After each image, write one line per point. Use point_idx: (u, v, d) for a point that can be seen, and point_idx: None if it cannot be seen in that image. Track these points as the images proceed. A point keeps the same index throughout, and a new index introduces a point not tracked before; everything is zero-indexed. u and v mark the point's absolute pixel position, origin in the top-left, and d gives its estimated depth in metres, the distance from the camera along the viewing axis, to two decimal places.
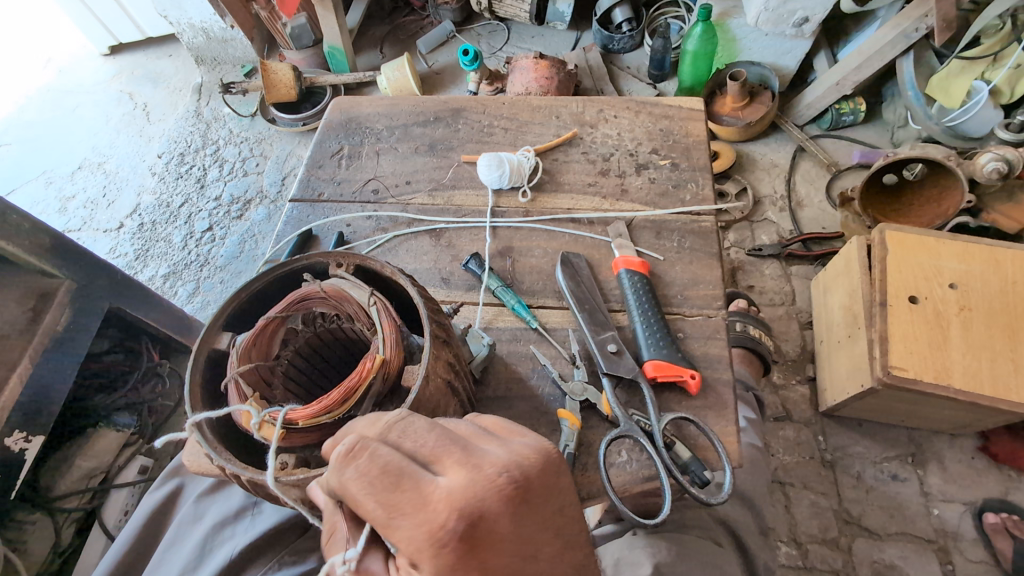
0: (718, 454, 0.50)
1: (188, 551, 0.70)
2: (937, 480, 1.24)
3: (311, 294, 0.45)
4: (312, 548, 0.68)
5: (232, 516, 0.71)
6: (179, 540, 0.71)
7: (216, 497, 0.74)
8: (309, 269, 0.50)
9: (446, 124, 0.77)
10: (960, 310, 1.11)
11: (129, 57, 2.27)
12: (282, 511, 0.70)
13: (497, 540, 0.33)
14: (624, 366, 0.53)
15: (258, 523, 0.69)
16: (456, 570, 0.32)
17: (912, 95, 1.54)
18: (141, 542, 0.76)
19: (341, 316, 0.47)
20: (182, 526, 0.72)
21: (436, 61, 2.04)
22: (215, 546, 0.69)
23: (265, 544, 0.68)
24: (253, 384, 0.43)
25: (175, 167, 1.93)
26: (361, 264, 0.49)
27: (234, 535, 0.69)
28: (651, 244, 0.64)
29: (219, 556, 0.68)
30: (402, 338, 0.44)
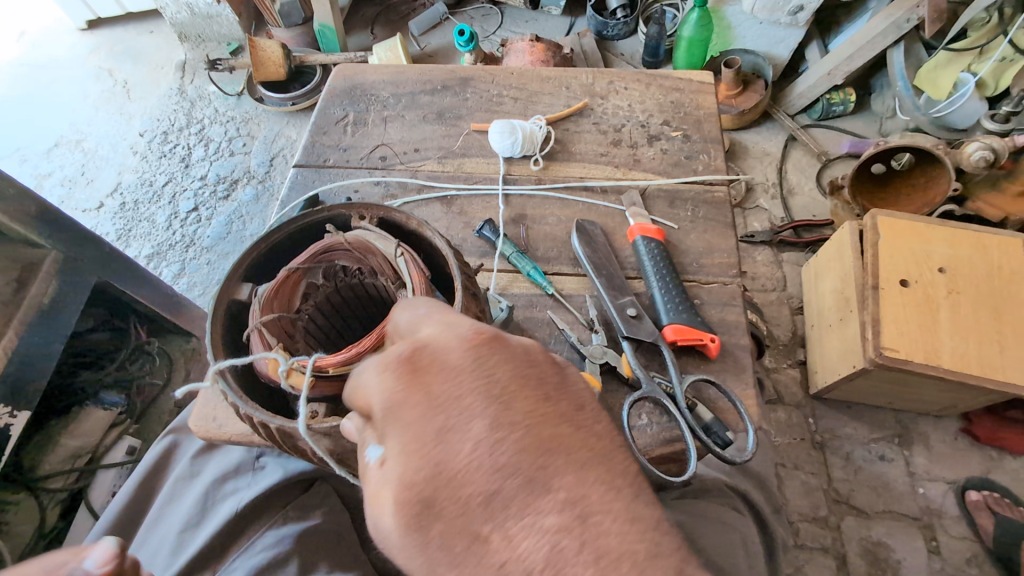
0: (739, 414, 0.50)
1: (189, 506, 0.68)
2: (922, 460, 1.27)
3: (335, 246, 0.47)
4: (317, 505, 0.66)
5: (232, 471, 0.70)
6: (177, 497, 0.70)
7: (214, 454, 0.73)
8: (331, 222, 0.50)
9: (455, 93, 0.76)
10: (949, 293, 1.14)
11: (108, 32, 2.19)
12: (286, 467, 0.69)
13: (446, 381, 0.34)
14: (644, 330, 0.53)
15: (261, 479, 0.68)
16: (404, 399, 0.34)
17: (902, 86, 1.57)
18: (137, 502, 0.74)
19: (364, 270, 0.48)
20: (181, 481, 0.71)
21: (428, 43, 2.01)
22: (215, 501, 0.68)
23: (269, 498, 0.67)
24: (276, 335, 0.44)
25: (158, 146, 1.87)
26: (385, 217, 0.50)
27: (236, 490, 0.68)
28: (665, 213, 0.64)
29: (222, 510, 0.66)
30: (430, 288, 0.45)
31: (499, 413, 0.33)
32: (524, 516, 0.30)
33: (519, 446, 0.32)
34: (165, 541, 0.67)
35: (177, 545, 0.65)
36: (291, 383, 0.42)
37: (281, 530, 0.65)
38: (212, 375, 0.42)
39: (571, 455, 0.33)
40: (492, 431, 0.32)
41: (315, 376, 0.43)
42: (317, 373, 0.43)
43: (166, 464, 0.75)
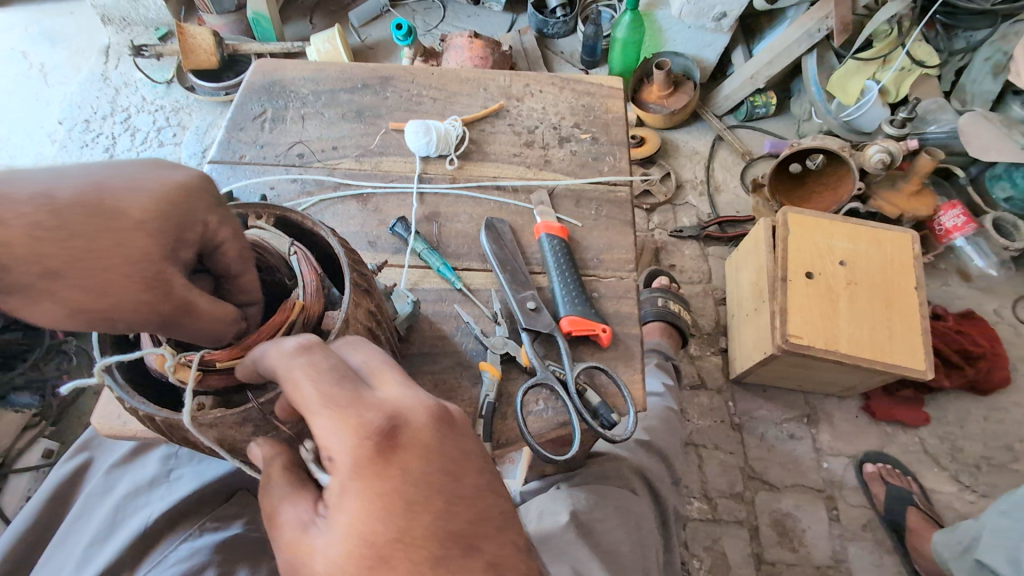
0: (624, 398, 0.55)
1: (98, 520, 0.66)
2: (827, 437, 1.39)
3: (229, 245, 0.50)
4: (236, 514, 0.66)
5: (145, 486, 0.69)
6: (86, 513, 0.68)
7: (130, 468, 0.72)
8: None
9: (374, 92, 0.77)
10: (847, 284, 1.25)
11: (23, 11, 2.05)
12: (202, 476, 0.69)
13: (409, 449, 0.39)
14: (542, 322, 0.57)
15: (175, 490, 0.68)
16: (371, 462, 0.38)
17: (815, 91, 1.66)
18: (46, 519, 0.71)
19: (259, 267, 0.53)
20: (93, 496, 0.69)
21: (369, 35, 1.99)
22: (127, 516, 0.66)
23: (183, 509, 0.66)
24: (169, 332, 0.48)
25: (79, 135, 1.78)
26: (281, 215, 0.53)
27: (148, 503, 0.67)
28: (571, 211, 0.68)
29: (131, 524, 0.65)
30: (323, 285, 0.50)
31: (449, 493, 0.40)
32: (457, 575, 0.38)
33: (463, 520, 0.40)
34: (69, 558, 0.63)
35: (81, 560, 0.62)
36: (177, 376, 0.45)
37: (196, 542, 0.63)
38: (98, 370, 0.42)
39: (494, 524, 0.41)
40: (447, 509, 0.39)
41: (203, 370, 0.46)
42: (204, 367, 0.46)
43: (80, 480, 0.74)
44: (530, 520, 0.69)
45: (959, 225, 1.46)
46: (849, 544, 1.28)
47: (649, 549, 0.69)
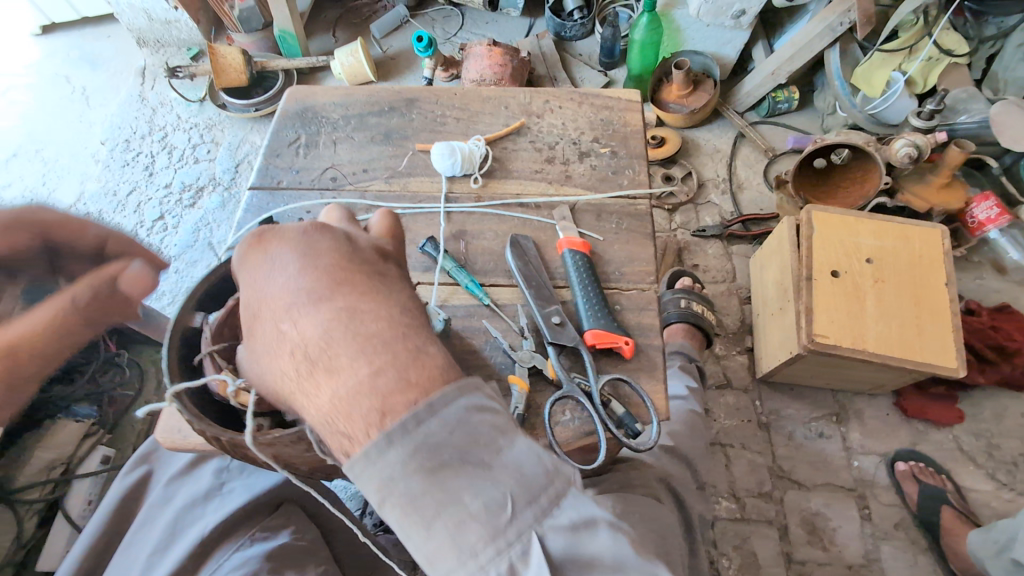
0: (648, 408, 0.57)
1: (159, 530, 0.69)
2: (857, 435, 1.38)
3: None
4: (281, 525, 0.70)
5: (200, 497, 0.72)
6: (148, 523, 0.71)
7: (186, 480, 0.75)
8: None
9: (401, 114, 0.81)
10: (875, 282, 1.24)
11: (64, 37, 2.16)
12: (251, 490, 0.73)
13: (285, 245, 0.52)
14: (567, 335, 0.60)
15: (228, 503, 0.71)
16: (261, 255, 0.52)
17: (839, 85, 1.64)
18: (113, 528, 0.74)
19: None
20: (155, 507, 0.73)
21: (390, 46, 2.03)
22: (185, 527, 0.70)
23: (237, 521, 0.69)
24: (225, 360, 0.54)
25: (121, 154, 1.88)
26: None
27: (203, 514, 0.70)
28: (592, 226, 0.70)
29: (190, 534, 0.68)
30: None
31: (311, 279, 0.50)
32: (311, 336, 0.48)
33: (320, 298, 0.49)
34: (132, 565, 0.67)
35: (145, 568, 0.66)
36: (239, 400, 0.52)
37: (247, 551, 0.66)
38: (173, 394, 0.48)
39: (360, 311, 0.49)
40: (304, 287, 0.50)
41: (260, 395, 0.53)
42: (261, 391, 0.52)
43: (141, 491, 0.77)
44: None
45: (993, 217, 1.44)
46: (881, 543, 1.28)
47: (673, 553, 0.71)
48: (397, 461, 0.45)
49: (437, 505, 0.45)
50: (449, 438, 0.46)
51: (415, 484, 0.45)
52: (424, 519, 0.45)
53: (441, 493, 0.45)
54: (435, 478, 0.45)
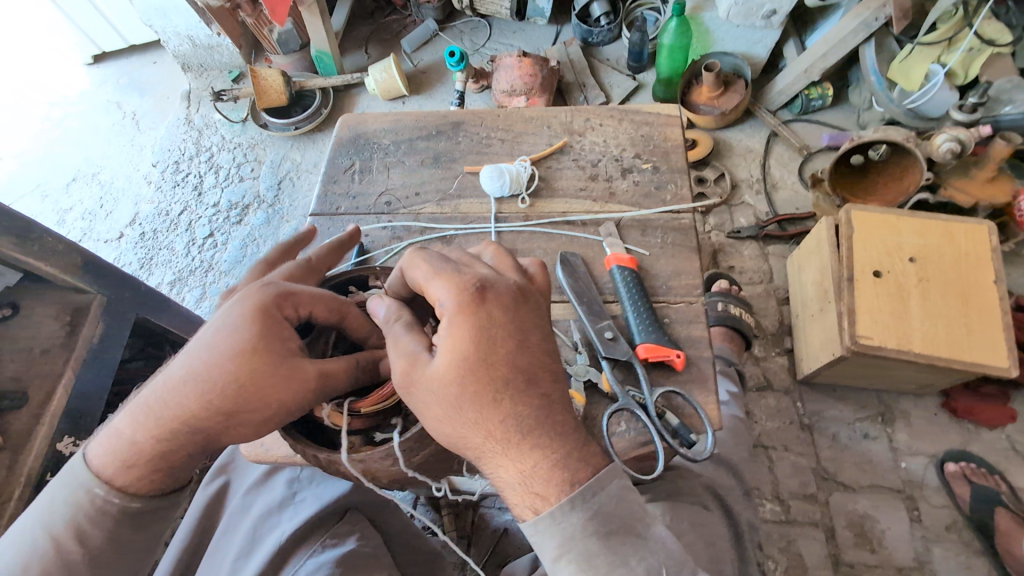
0: (701, 419, 0.60)
1: (240, 538, 0.75)
2: (904, 436, 1.37)
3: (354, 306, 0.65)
4: (349, 532, 0.75)
5: (275, 507, 0.77)
6: (230, 531, 0.77)
7: (262, 490, 0.80)
8: (354, 283, 0.68)
9: (448, 137, 0.84)
10: (919, 281, 1.22)
11: (114, 65, 2.28)
12: (323, 499, 0.77)
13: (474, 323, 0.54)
14: (620, 350, 0.63)
15: (301, 511, 0.76)
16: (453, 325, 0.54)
17: (875, 80, 1.64)
18: (198, 535, 0.79)
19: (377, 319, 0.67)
20: (235, 515, 0.78)
21: (421, 60, 2.08)
22: (263, 534, 0.74)
23: (309, 528, 0.74)
24: None
25: (171, 176, 1.98)
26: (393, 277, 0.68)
27: (280, 523, 0.75)
28: (638, 241, 0.73)
29: (268, 542, 0.73)
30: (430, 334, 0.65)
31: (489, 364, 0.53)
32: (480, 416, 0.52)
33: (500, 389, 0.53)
34: (219, 569, 0.72)
35: (231, 572, 0.71)
36: (330, 419, 0.59)
37: (320, 557, 0.71)
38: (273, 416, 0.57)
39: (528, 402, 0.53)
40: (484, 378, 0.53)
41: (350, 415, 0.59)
42: (351, 413, 0.59)
43: (220, 500, 0.82)
44: None
45: None
46: (932, 545, 1.26)
47: (725, 559, 0.73)
48: (577, 523, 0.52)
49: (609, 563, 0.52)
50: (621, 512, 0.54)
51: (591, 545, 0.52)
52: (597, 572, 0.52)
53: (614, 554, 0.52)
54: (609, 541, 0.53)
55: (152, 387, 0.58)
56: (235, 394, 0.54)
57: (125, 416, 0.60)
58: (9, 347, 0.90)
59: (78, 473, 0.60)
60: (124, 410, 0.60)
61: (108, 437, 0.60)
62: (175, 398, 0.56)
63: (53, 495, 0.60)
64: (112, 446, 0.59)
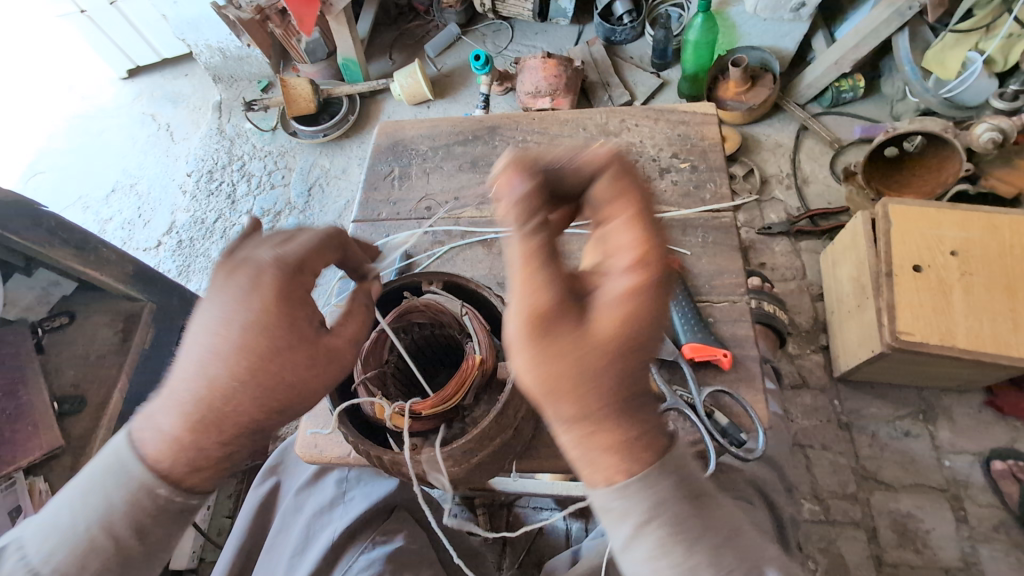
0: (751, 418, 0.60)
1: (295, 536, 0.77)
2: (947, 434, 1.34)
3: (412, 309, 0.62)
4: (397, 529, 0.77)
5: (326, 506, 0.79)
6: (285, 529, 0.79)
7: (312, 490, 0.82)
8: (407, 288, 0.66)
9: (485, 142, 0.85)
10: (961, 275, 1.20)
11: (148, 79, 2.35)
12: (370, 497, 0.79)
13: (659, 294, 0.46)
14: (666, 349, 0.64)
15: (350, 510, 0.78)
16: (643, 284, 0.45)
17: (909, 70, 1.61)
18: (255, 533, 0.83)
19: (434, 323, 0.63)
20: (288, 514, 0.81)
21: (445, 64, 2.10)
22: (317, 532, 0.77)
23: (359, 525, 0.76)
24: (375, 386, 0.59)
25: (205, 185, 2.03)
26: (449, 280, 0.64)
27: (331, 521, 0.77)
28: (678, 241, 0.73)
29: (321, 539, 0.75)
30: (491, 338, 0.60)
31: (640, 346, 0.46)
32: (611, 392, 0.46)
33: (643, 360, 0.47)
34: (276, 568, 0.75)
35: (287, 570, 0.74)
36: (393, 422, 0.56)
37: (370, 554, 0.73)
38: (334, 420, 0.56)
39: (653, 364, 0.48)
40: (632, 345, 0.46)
41: (411, 417, 0.56)
42: (413, 415, 0.55)
43: (271, 501, 0.85)
44: None
45: None
46: (980, 545, 1.23)
47: None
48: (667, 487, 0.46)
49: (700, 529, 0.46)
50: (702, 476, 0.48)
51: (682, 510, 0.46)
52: (683, 540, 0.46)
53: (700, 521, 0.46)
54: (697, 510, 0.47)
55: (196, 381, 0.53)
56: (286, 370, 0.53)
57: (167, 414, 0.53)
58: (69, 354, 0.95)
59: (129, 466, 0.53)
60: (160, 408, 0.54)
61: (142, 426, 0.54)
62: (229, 396, 0.53)
63: (92, 487, 0.53)
64: (149, 437, 0.54)
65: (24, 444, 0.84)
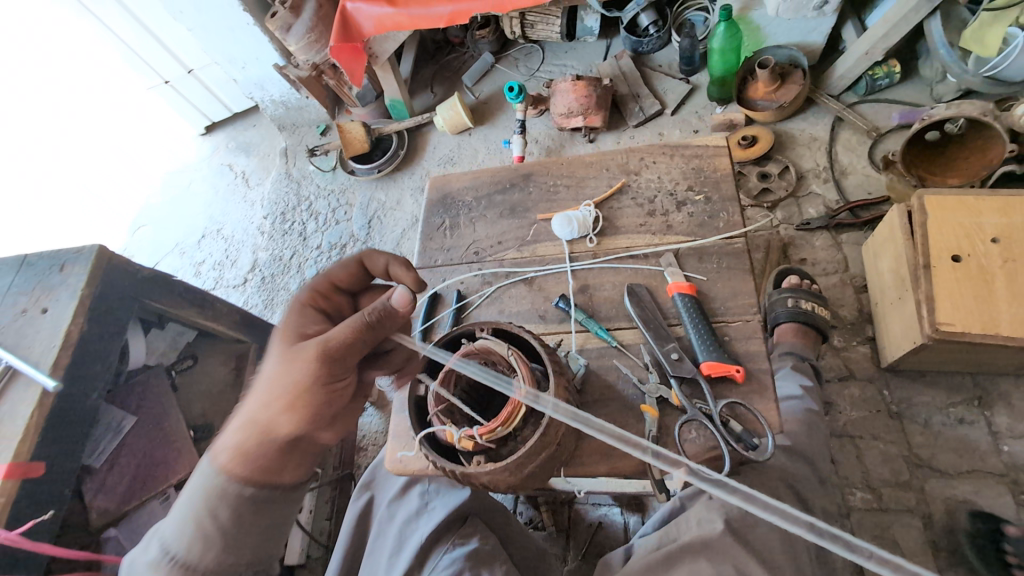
0: (761, 424, 0.71)
1: (391, 540, 0.93)
2: (1004, 419, 1.34)
3: (469, 351, 0.75)
4: (472, 533, 0.91)
5: (415, 514, 0.94)
6: (383, 532, 0.96)
7: (402, 500, 0.98)
8: (464, 335, 0.79)
9: (521, 189, 0.98)
10: (1004, 262, 1.20)
11: (223, 133, 2.63)
12: (449, 505, 0.93)
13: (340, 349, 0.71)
14: (686, 369, 0.75)
15: (433, 517, 0.92)
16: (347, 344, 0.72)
17: (945, 53, 1.60)
18: (357, 537, 1.00)
19: (487, 361, 0.77)
20: (384, 521, 0.97)
21: (482, 91, 2.24)
22: (409, 534, 0.92)
23: (442, 530, 0.91)
24: (447, 416, 0.72)
25: (280, 226, 2.27)
26: (497, 325, 0.77)
27: (418, 526, 0.92)
28: (696, 268, 0.83)
29: (413, 542, 0.90)
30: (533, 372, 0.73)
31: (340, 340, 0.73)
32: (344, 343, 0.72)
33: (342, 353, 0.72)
34: (378, 565, 0.91)
35: (388, 568, 0.90)
36: (462, 444, 0.70)
37: (452, 554, 0.88)
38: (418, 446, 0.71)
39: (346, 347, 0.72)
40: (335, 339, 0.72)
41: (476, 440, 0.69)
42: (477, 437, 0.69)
43: (367, 511, 1.02)
44: (691, 526, 0.84)
45: None
46: None
47: (802, 548, 0.81)
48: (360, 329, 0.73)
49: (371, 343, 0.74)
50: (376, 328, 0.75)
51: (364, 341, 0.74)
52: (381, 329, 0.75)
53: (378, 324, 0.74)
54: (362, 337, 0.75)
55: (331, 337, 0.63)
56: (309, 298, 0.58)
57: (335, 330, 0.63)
58: (196, 390, 1.15)
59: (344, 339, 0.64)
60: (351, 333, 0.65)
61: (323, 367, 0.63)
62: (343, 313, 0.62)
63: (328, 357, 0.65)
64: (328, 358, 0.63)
65: (173, 465, 1.04)
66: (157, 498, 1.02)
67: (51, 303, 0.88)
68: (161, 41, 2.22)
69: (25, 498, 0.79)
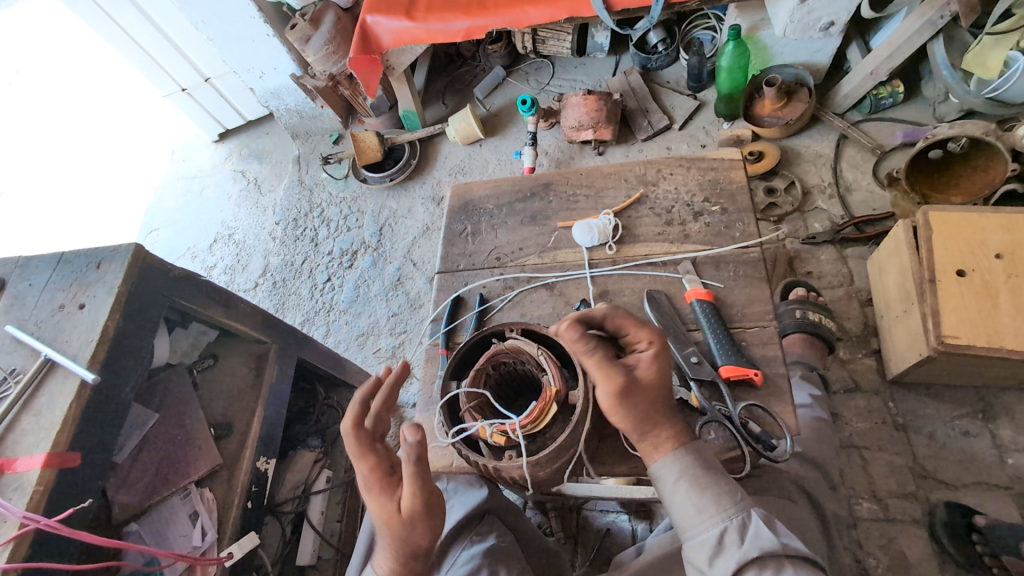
0: (780, 426, 0.74)
1: None
2: (1008, 432, 1.36)
3: (499, 350, 0.77)
4: (489, 530, 0.93)
5: None
6: None
7: None
8: (493, 335, 0.82)
9: (541, 198, 1.01)
10: (1007, 277, 1.23)
11: (236, 140, 2.67)
12: (467, 504, 0.93)
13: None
14: (705, 371, 0.78)
15: (451, 515, 0.93)
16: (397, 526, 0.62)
17: (948, 74, 1.64)
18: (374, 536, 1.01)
19: (515, 360, 0.79)
20: None
21: (493, 104, 2.29)
22: None
23: (460, 528, 0.92)
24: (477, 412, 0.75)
25: (292, 232, 2.30)
26: (525, 327, 0.80)
27: None
28: (713, 275, 0.86)
29: None
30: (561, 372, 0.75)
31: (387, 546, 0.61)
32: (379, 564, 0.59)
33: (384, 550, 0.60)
34: None
35: None
36: (494, 439, 0.72)
37: (470, 550, 0.90)
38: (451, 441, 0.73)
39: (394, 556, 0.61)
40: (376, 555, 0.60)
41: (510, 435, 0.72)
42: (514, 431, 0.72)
43: None
44: None
45: None
46: None
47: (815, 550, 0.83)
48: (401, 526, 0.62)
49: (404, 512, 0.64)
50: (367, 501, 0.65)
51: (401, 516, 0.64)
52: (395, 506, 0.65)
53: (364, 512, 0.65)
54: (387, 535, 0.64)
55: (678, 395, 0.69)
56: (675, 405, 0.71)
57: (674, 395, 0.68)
58: (217, 390, 1.17)
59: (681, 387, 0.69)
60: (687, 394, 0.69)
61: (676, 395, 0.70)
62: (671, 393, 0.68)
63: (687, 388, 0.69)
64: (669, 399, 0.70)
65: (194, 462, 1.05)
66: (177, 494, 1.03)
67: (88, 298, 0.91)
68: (179, 50, 2.27)
69: (63, 486, 0.81)
